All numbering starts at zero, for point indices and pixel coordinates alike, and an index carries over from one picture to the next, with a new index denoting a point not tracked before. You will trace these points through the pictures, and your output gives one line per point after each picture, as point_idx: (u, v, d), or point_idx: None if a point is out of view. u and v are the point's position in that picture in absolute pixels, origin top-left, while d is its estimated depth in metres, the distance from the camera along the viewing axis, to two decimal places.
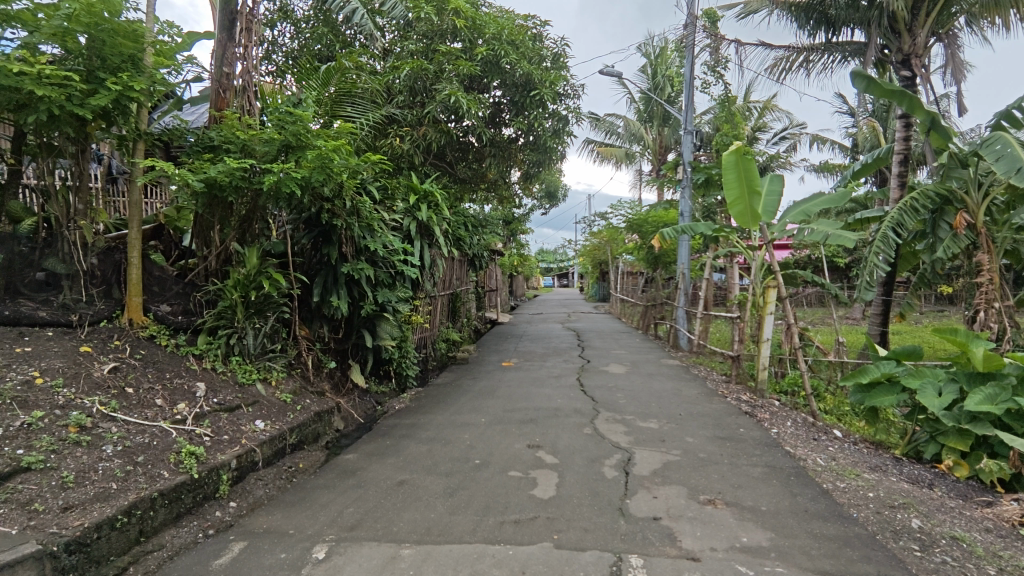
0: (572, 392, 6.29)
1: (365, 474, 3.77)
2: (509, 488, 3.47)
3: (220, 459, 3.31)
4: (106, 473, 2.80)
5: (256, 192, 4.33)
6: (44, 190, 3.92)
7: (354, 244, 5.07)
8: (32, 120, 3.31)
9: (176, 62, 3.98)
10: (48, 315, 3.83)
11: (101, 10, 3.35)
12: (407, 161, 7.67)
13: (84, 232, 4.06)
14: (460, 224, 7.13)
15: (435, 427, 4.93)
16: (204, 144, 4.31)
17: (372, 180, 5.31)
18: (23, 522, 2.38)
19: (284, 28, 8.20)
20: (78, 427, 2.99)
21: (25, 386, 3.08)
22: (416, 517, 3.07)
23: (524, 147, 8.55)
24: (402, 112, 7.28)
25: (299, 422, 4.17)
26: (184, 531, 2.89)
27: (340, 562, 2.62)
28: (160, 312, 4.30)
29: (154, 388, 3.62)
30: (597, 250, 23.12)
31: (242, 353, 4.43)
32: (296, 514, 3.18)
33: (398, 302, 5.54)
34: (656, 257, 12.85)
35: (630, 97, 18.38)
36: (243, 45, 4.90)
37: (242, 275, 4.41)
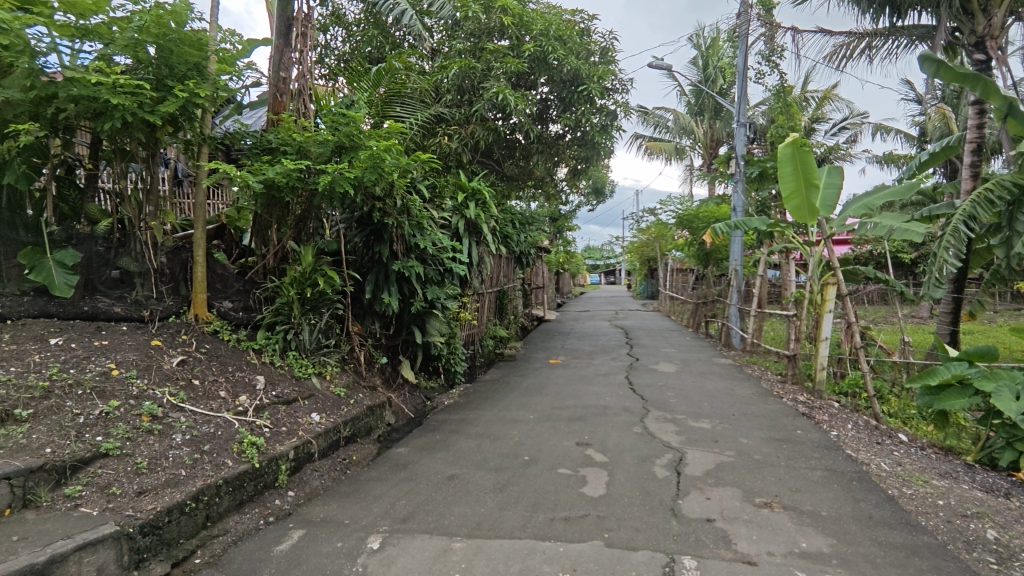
0: (620, 390, 6.23)
1: (416, 468, 3.84)
2: (559, 485, 3.46)
3: (279, 449, 3.44)
4: (176, 460, 2.95)
5: (311, 192, 4.47)
6: (118, 193, 4.15)
7: (404, 242, 5.15)
8: (108, 127, 3.51)
9: (237, 69, 4.16)
10: (122, 310, 4.09)
11: (169, 21, 3.53)
12: (456, 160, 7.74)
13: (155, 232, 4.26)
14: (508, 222, 7.17)
15: (484, 423, 4.97)
16: (262, 147, 4.53)
17: (422, 179, 5.40)
18: (103, 504, 2.55)
19: (336, 31, 8.42)
20: (151, 417, 3.17)
21: (103, 377, 3.28)
22: (467, 511, 3.11)
23: (571, 143, 8.52)
24: (450, 111, 7.38)
25: (353, 416, 4.29)
26: (246, 518, 3.03)
27: (394, 553, 2.68)
28: (223, 308, 4.51)
29: (218, 380, 3.80)
30: (645, 247, 22.74)
31: (298, 348, 4.57)
32: (350, 505, 3.27)
33: (446, 299, 5.61)
34: (708, 253, 12.55)
35: (680, 90, 17.99)
36: (300, 50, 5.07)
37: (298, 273, 4.55)
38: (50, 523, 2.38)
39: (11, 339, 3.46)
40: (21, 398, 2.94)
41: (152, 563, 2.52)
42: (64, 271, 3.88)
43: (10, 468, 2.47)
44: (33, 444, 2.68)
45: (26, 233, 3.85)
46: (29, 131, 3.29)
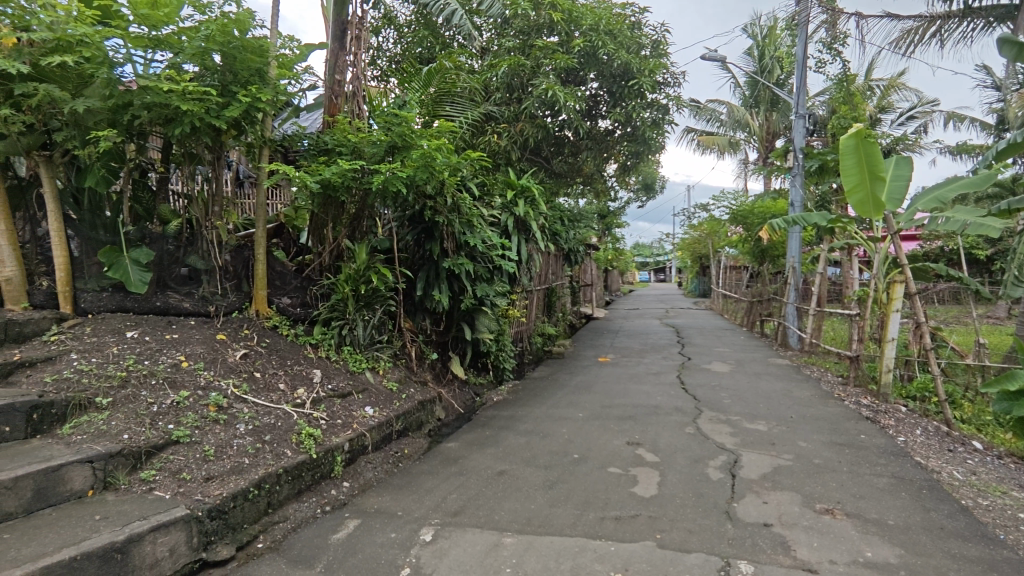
0: (672, 390, 6.11)
1: (466, 463, 3.89)
2: (609, 484, 3.44)
3: (335, 441, 3.55)
4: (240, 449, 3.09)
5: (366, 191, 4.60)
6: (187, 195, 4.37)
7: (454, 240, 5.21)
8: (178, 132, 3.70)
9: (296, 73, 4.30)
10: (190, 306, 4.32)
11: (233, 29, 3.69)
12: (505, 157, 7.77)
13: (219, 231, 4.47)
14: (556, 219, 7.15)
15: (533, 420, 4.98)
16: (319, 148, 4.67)
17: (472, 177, 5.45)
18: (174, 489, 2.70)
19: (388, 33, 8.58)
20: (217, 407, 3.33)
21: (173, 369, 3.47)
22: (517, 507, 3.12)
23: (621, 139, 8.41)
24: (500, 109, 7.41)
25: (405, 410, 4.38)
26: (305, 506, 3.14)
27: (446, 545, 2.72)
28: (282, 304, 4.69)
29: (278, 372, 3.95)
30: (697, 244, 22.19)
31: (353, 343, 4.73)
32: (403, 497, 3.34)
33: (495, 296, 5.64)
34: (763, 250, 12.16)
35: (734, 82, 17.46)
36: (354, 53, 5.21)
37: (353, 270, 4.69)
38: (127, 505, 2.55)
39: (92, 332, 3.73)
40: (101, 387, 3.16)
41: (219, 545, 2.65)
42: (139, 269, 4.10)
43: (92, 453, 2.66)
44: (113, 431, 2.88)
45: (103, 233, 4.08)
46: (108, 137, 3.51)
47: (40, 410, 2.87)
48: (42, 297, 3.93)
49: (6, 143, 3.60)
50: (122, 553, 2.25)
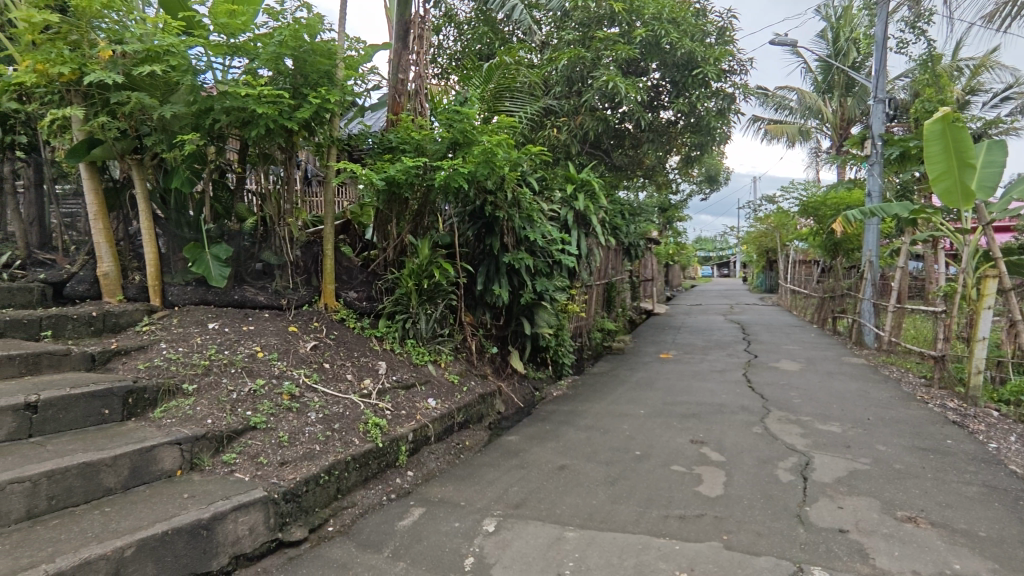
0: (738, 388, 5.91)
1: (527, 456, 3.92)
2: (673, 482, 3.37)
3: (400, 431, 3.65)
4: (311, 436, 3.23)
5: (428, 187, 4.72)
6: (261, 193, 4.59)
7: (514, 234, 5.24)
8: (254, 134, 3.90)
9: (361, 73, 4.42)
10: (265, 299, 4.51)
11: (303, 34, 3.84)
12: (564, 151, 7.73)
13: (291, 229, 4.68)
14: (616, 213, 7.06)
15: (593, 415, 4.95)
16: (383, 146, 4.78)
17: (532, 172, 5.47)
18: (253, 472, 2.86)
19: (448, 31, 8.68)
20: (290, 395, 3.49)
21: (250, 359, 3.67)
22: (579, 502, 3.12)
23: (684, 130, 8.19)
24: (559, 102, 7.39)
25: (466, 403, 4.45)
26: (371, 492, 3.25)
27: (508, 536, 2.76)
28: (349, 298, 4.84)
29: (345, 364, 4.11)
30: (763, 239, 21.27)
31: (416, 337, 4.85)
32: (466, 488, 3.40)
33: (555, 291, 5.63)
34: (836, 243, 11.56)
35: (805, 67, 16.63)
36: (416, 52, 5.31)
37: (416, 265, 4.81)
38: (211, 485, 2.72)
39: (178, 324, 4.00)
40: (187, 374, 3.38)
41: (293, 527, 2.79)
42: (219, 264, 4.35)
43: (180, 435, 2.86)
44: (198, 416, 3.08)
45: (188, 231, 4.39)
46: (192, 141, 3.74)
47: (135, 395, 3.12)
48: (134, 291, 4.26)
49: (103, 148, 3.90)
50: (208, 530, 2.40)
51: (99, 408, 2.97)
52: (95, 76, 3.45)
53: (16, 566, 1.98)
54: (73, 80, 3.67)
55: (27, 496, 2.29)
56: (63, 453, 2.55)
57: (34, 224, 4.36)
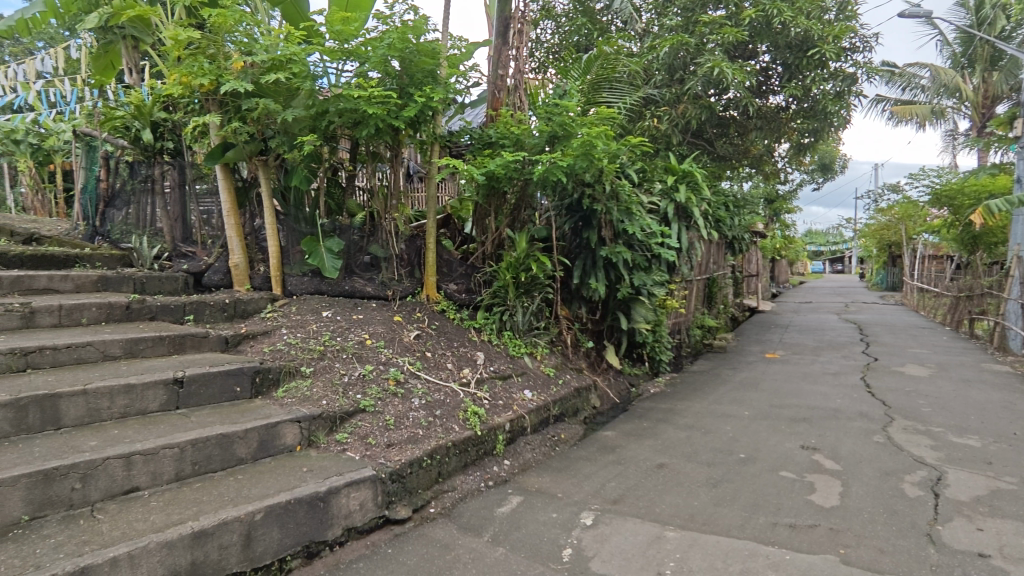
0: (855, 393, 5.46)
1: (624, 453, 3.86)
2: (781, 488, 3.19)
3: (497, 421, 3.73)
4: (415, 421, 3.38)
5: (526, 181, 4.79)
6: (370, 189, 4.86)
7: (612, 227, 5.16)
8: (365, 134, 4.13)
9: (463, 70, 4.53)
10: (372, 290, 4.77)
11: (410, 36, 4.00)
12: (665, 141, 7.49)
13: (397, 223, 4.90)
14: (720, 205, 6.76)
15: (693, 414, 4.79)
16: (483, 141, 4.86)
17: (631, 164, 5.38)
18: (363, 451, 3.05)
19: (546, 25, 8.66)
20: (395, 381, 3.67)
21: (360, 345, 3.90)
22: (679, 502, 3.04)
23: (796, 115, 7.67)
24: (660, 91, 7.16)
25: (561, 396, 4.46)
26: (471, 478, 3.35)
27: (607, 531, 2.74)
28: (449, 290, 4.99)
29: (446, 353, 4.25)
30: (885, 231, 19.44)
31: (513, 329, 4.93)
32: (562, 480, 3.42)
33: (653, 285, 5.49)
34: (975, 237, 10.34)
35: (941, 40, 14.97)
36: (516, 47, 5.37)
37: (513, 258, 4.90)
38: (327, 461, 2.93)
39: (297, 311, 4.33)
40: (305, 358, 3.67)
41: (398, 506, 2.94)
42: (332, 257, 4.65)
43: (300, 414, 3.10)
44: (314, 396, 3.33)
45: (305, 225, 4.73)
46: (310, 142, 4.03)
47: (261, 374, 3.42)
48: (260, 281, 4.69)
49: (235, 151, 4.28)
50: (325, 502, 2.60)
51: (233, 385, 3.29)
52: (230, 86, 3.82)
53: (168, 521, 2.26)
54: (211, 90, 4.09)
55: (176, 460, 2.59)
56: (204, 424, 2.85)
57: (178, 219, 4.84)
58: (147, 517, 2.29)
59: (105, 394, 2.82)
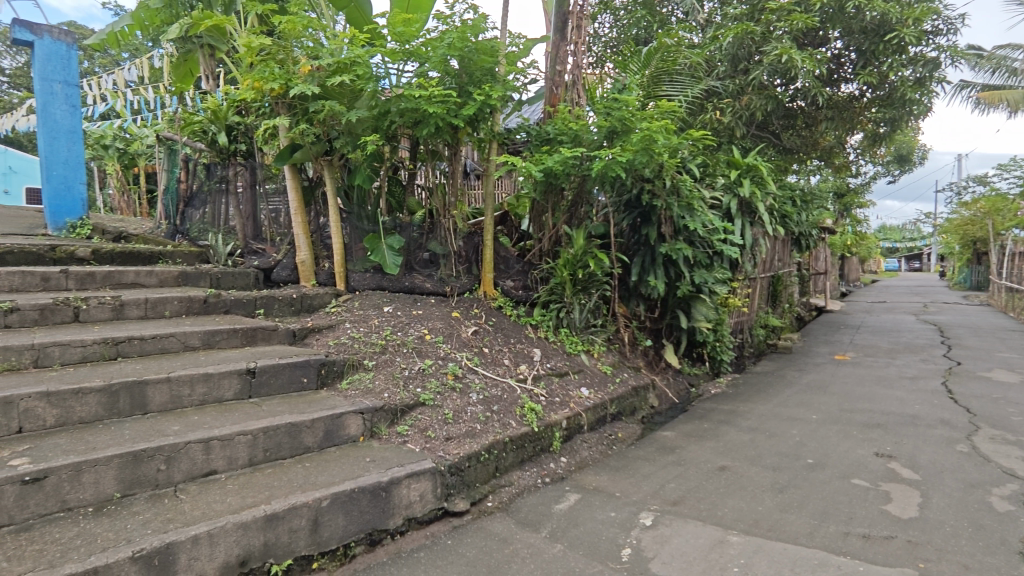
0: (935, 399, 5.13)
1: (684, 454, 3.78)
2: (854, 496, 3.04)
3: (554, 418, 3.73)
4: (472, 416, 3.42)
5: (584, 177, 4.76)
6: (429, 187, 4.95)
7: (673, 224, 5.05)
8: (425, 132, 4.21)
9: (521, 67, 4.53)
10: (431, 286, 4.86)
11: (469, 34, 4.06)
12: (728, 134, 7.25)
13: (455, 220, 4.97)
14: (786, 200, 6.49)
15: (756, 417, 4.62)
16: (541, 138, 4.85)
17: (692, 158, 5.25)
18: (422, 444, 3.12)
19: (604, 18, 8.54)
20: (454, 375, 3.72)
21: (419, 340, 3.97)
22: (742, 506, 2.95)
23: (871, 104, 7.25)
24: (723, 83, 6.94)
25: (619, 394, 4.41)
26: (528, 474, 3.37)
27: (667, 533, 2.69)
28: (506, 286, 5.03)
29: (503, 349, 4.28)
30: (969, 227, 18.12)
31: (570, 326, 4.91)
32: (620, 479, 3.38)
33: (715, 283, 5.33)
34: None
35: None
36: (574, 42, 5.32)
37: (571, 255, 4.87)
38: (388, 452, 3.01)
39: (359, 306, 4.47)
40: (368, 352, 3.78)
41: (457, 498, 2.98)
42: (393, 253, 4.77)
43: (363, 405, 3.21)
44: (376, 389, 3.44)
45: (367, 223, 4.87)
46: (373, 142, 4.14)
47: (326, 366, 3.55)
48: (325, 277, 4.87)
49: (302, 152, 4.45)
50: (387, 492, 2.67)
51: (300, 376, 3.44)
52: (298, 89, 3.97)
53: (243, 504, 2.38)
54: (281, 94, 4.26)
55: (250, 446, 2.74)
56: (274, 413, 3.00)
57: (249, 218, 5.12)
58: (224, 499, 2.42)
59: (186, 381, 3.00)
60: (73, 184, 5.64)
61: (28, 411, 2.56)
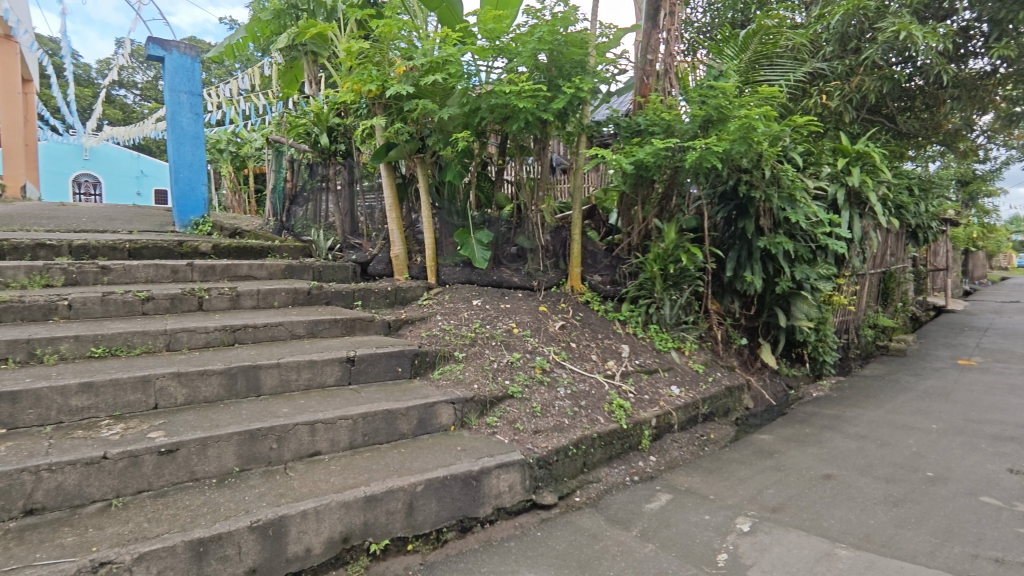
0: None
1: (784, 459, 3.58)
2: (983, 516, 2.75)
3: (644, 415, 3.65)
4: (561, 410, 3.43)
5: (676, 168, 4.59)
6: (517, 182, 4.99)
7: (772, 216, 4.79)
8: (514, 128, 4.25)
9: (611, 58, 4.45)
10: (519, 280, 4.91)
11: (559, 27, 4.05)
12: (834, 119, 6.74)
13: (543, 214, 4.98)
14: (902, 188, 5.96)
15: (865, 423, 4.29)
16: (632, 129, 4.73)
17: (795, 146, 4.94)
18: (511, 436, 3.15)
19: (697, 3, 8.22)
20: (542, 369, 3.75)
21: (508, 334, 4.03)
22: (851, 518, 2.75)
23: (1006, 80, 6.48)
24: (830, 64, 6.46)
25: (711, 394, 4.24)
26: (616, 471, 3.32)
27: (767, 541, 2.56)
28: (594, 281, 5.00)
29: (590, 344, 4.25)
30: None
31: (659, 322, 4.79)
32: (714, 481, 3.26)
33: (818, 279, 4.99)
34: None
35: None
36: (667, 28, 5.15)
37: (661, 250, 4.74)
38: (478, 442, 3.08)
39: (449, 299, 4.60)
40: (458, 343, 3.88)
41: (545, 491, 3.00)
42: (482, 248, 4.84)
43: (454, 396, 3.29)
44: (466, 380, 3.52)
45: (457, 218, 4.97)
46: (464, 139, 4.22)
47: (419, 357, 3.68)
48: (418, 271, 5.06)
49: (397, 150, 4.62)
50: (477, 481, 2.73)
51: (395, 365, 3.59)
52: (394, 90, 4.12)
53: (345, 484, 2.52)
54: (378, 95, 4.45)
55: (350, 430, 2.90)
56: (372, 400, 3.15)
57: (347, 215, 5.36)
58: (328, 478, 2.58)
59: (294, 367, 3.22)
60: (196, 185, 6.20)
61: (162, 390, 2.85)
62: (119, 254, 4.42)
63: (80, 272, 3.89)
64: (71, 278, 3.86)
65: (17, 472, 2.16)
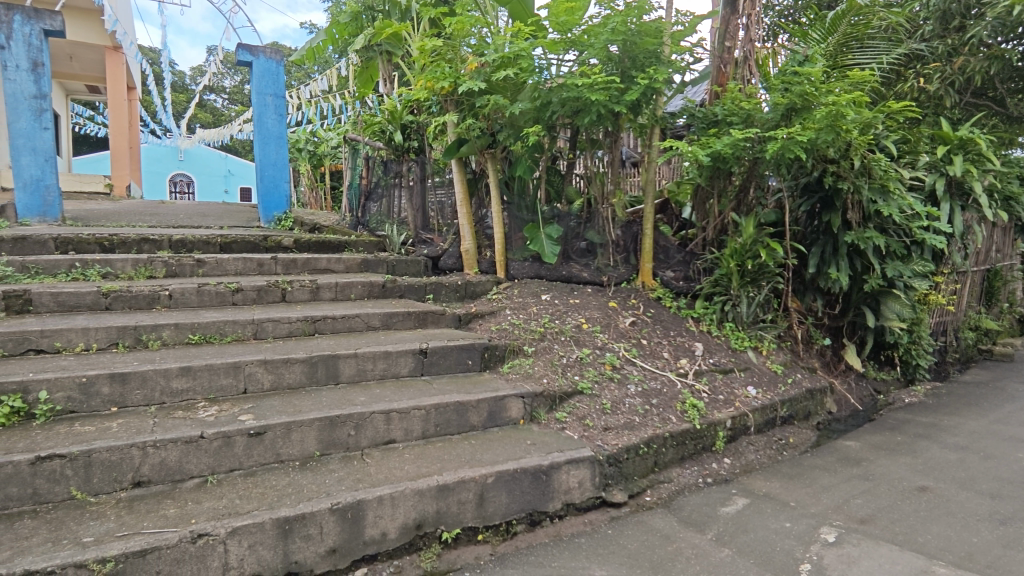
0: None
1: (872, 468, 3.37)
2: None
3: (718, 416, 3.52)
4: (631, 408, 3.37)
5: (756, 159, 4.39)
6: (587, 176, 4.93)
7: (862, 209, 4.49)
8: (586, 121, 4.20)
9: (686, 46, 4.31)
10: (588, 275, 4.86)
11: (632, 17, 3.96)
12: (934, 104, 6.21)
13: (614, 208, 4.90)
14: (1012, 178, 5.44)
15: (966, 433, 3.96)
16: (708, 120, 4.56)
17: (888, 134, 4.61)
18: (580, 432, 3.14)
19: None
20: (612, 366, 3.70)
21: (577, 329, 4.00)
22: (950, 534, 2.55)
23: None
24: (930, 44, 5.97)
25: (791, 396, 4.04)
26: (688, 472, 3.24)
27: (855, 553, 2.42)
28: (666, 277, 4.89)
29: (662, 342, 4.15)
30: None
31: (735, 320, 4.61)
32: (795, 488, 3.11)
33: (912, 277, 4.65)
34: None
35: None
36: (747, 13, 4.94)
37: (739, 244, 4.56)
38: (548, 437, 3.08)
39: (518, 294, 4.62)
40: (527, 338, 3.89)
41: (615, 489, 2.97)
42: (551, 243, 4.83)
43: (524, 390, 3.30)
44: (536, 374, 3.52)
45: (526, 213, 4.96)
46: (535, 133, 4.21)
47: (489, 350, 3.72)
48: (487, 265, 5.11)
49: (468, 146, 4.68)
50: (547, 476, 2.74)
51: (466, 358, 3.65)
52: (467, 86, 4.17)
53: (418, 472, 2.59)
54: (450, 92, 4.52)
55: (423, 420, 2.97)
56: (443, 392, 3.22)
57: (419, 210, 5.48)
58: (403, 466, 2.66)
59: (370, 357, 3.34)
60: (279, 183, 6.52)
61: (251, 375, 3.03)
62: (212, 248, 4.73)
63: (178, 264, 4.19)
64: (171, 270, 4.17)
65: (128, 447, 2.36)
